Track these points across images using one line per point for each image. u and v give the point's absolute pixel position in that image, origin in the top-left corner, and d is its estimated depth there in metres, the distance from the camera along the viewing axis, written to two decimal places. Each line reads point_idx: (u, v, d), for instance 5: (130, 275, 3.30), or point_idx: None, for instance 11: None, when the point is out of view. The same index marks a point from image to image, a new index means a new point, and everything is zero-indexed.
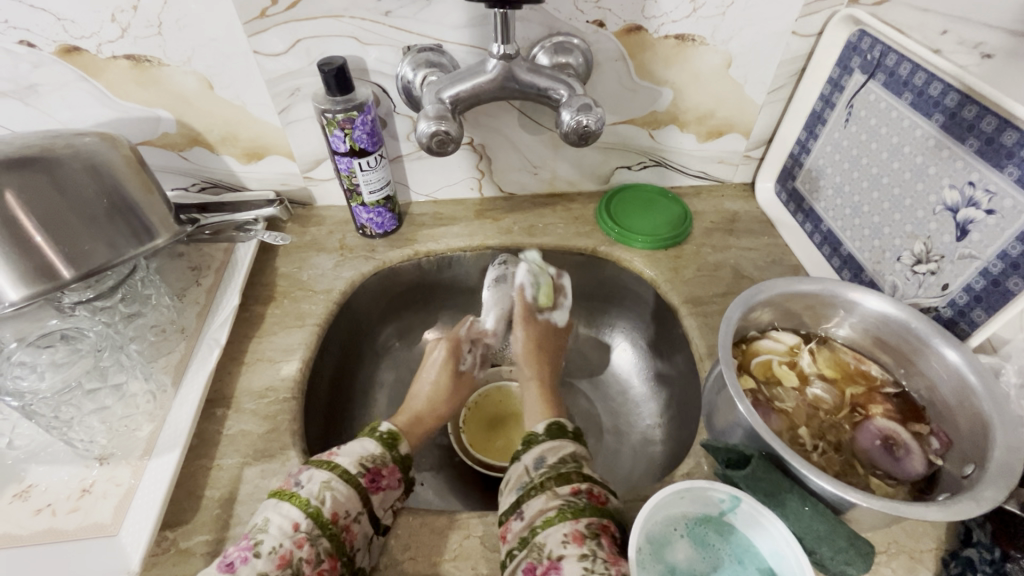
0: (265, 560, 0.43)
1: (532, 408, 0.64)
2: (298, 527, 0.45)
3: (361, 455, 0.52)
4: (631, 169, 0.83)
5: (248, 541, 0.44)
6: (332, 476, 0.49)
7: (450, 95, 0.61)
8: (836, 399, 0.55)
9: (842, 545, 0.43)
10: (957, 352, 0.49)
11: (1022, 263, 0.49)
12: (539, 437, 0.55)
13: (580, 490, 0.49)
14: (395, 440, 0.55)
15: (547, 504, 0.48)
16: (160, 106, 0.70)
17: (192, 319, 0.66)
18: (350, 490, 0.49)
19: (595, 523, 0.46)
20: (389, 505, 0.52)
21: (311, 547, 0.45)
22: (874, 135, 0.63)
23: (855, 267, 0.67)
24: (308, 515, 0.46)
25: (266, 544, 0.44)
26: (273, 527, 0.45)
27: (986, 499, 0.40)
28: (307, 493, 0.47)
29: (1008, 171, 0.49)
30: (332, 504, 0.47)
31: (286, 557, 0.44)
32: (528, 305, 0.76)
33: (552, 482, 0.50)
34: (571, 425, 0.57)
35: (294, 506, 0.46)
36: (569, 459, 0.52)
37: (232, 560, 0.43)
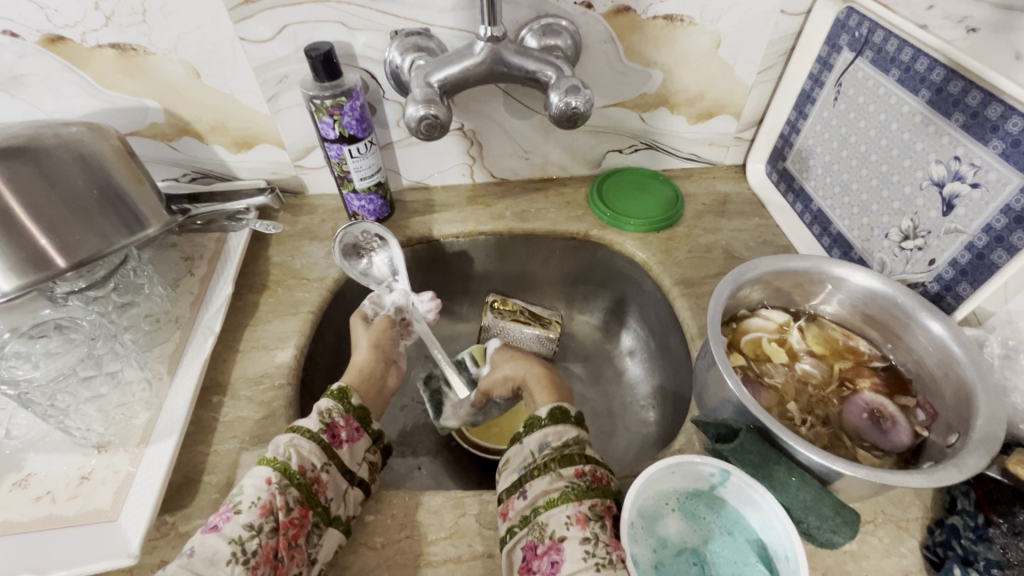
0: (246, 514, 0.45)
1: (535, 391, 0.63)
2: (270, 481, 0.47)
3: (318, 412, 0.55)
4: (622, 153, 0.83)
5: (226, 505, 0.46)
6: (295, 437, 0.51)
7: (438, 79, 0.61)
8: (824, 373, 0.55)
9: (829, 514, 0.44)
10: (942, 325, 0.50)
11: (1006, 236, 0.49)
12: (541, 421, 0.55)
13: (583, 471, 0.50)
14: (345, 392, 0.57)
15: (552, 485, 0.49)
16: (148, 95, 0.70)
17: (187, 309, 0.66)
18: (314, 444, 0.51)
19: (600, 505, 0.48)
20: (360, 459, 0.55)
21: (284, 496, 0.47)
22: (862, 113, 0.63)
23: (845, 246, 0.68)
24: (277, 469, 0.48)
25: (244, 501, 0.46)
26: (248, 487, 0.47)
27: (969, 465, 0.41)
28: (274, 453, 0.50)
29: (992, 145, 0.49)
30: (298, 457, 0.50)
31: (266, 507, 0.46)
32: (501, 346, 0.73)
33: (555, 463, 0.50)
34: (573, 410, 0.57)
35: (263, 466, 0.48)
36: (573, 442, 0.52)
37: (214, 521, 0.45)
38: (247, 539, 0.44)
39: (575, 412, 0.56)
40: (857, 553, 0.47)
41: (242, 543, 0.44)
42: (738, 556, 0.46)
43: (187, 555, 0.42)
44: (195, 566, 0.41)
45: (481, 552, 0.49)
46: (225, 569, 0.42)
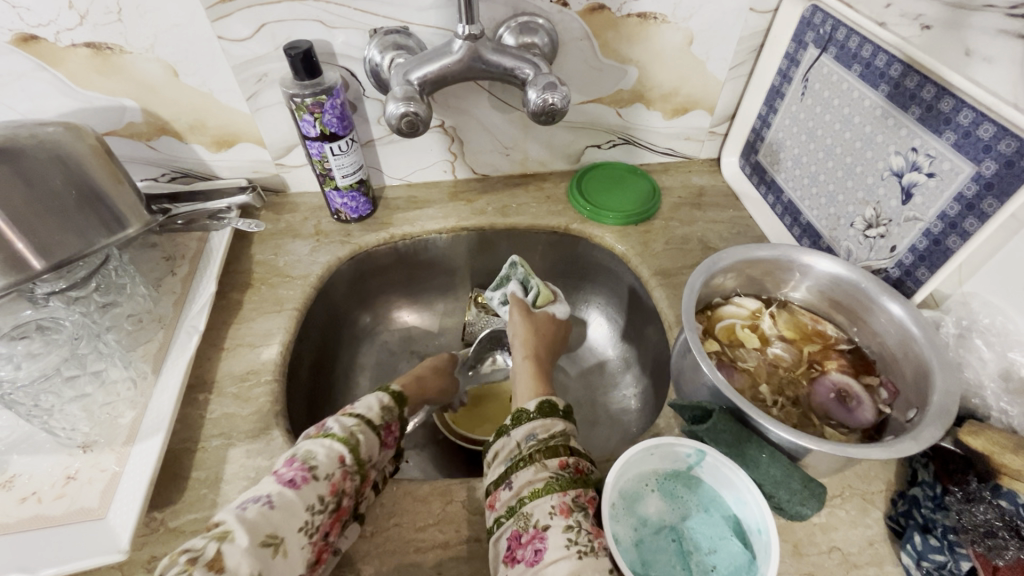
0: (321, 484, 0.48)
1: (523, 386, 0.66)
2: (344, 459, 0.50)
3: (381, 405, 0.59)
4: (600, 148, 0.85)
5: (303, 464, 0.48)
6: (360, 423, 0.55)
7: (418, 77, 0.62)
8: (794, 357, 0.58)
9: (798, 487, 0.47)
10: (901, 307, 0.52)
11: (959, 222, 0.51)
12: (529, 414, 0.57)
13: (567, 463, 0.51)
14: (403, 397, 0.63)
15: (536, 476, 0.51)
16: (126, 94, 0.70)
17: (170, 308, 0.66)
18: (374, 436, 0.55)
19: (583, 496, 0.49)
20: (387, 465, 0.58)
21: (351, 479, 0.50)
22: (827, 107, 0.66)
23: (814, 235, 0.71)
24: (351, 450, 0.51)
25: (321, 470, 0.48)
26: (322, 455, 0.49)
27: (924, 437, 0.43)
28: (343, 432, 0.53)
29: (946, 136, 0.51)
30: (363, 445, 0.53)
31: (337, 485, 0.49)
32: (525, 304, 0.78)
33: (540, 455, 0.52)
34: (561, 403, 0.59)
35: (336, 442, 0.51)
36: (558, 434, 0.54)
37: (293, 478, 0.47)
38: (317, 511, 0.46)
39: (563, 405, 0.59)
40: (825, 525, 0.50)
41: (313, 512, 0.46)
42: (713, 533, 0.48)
43: (267, 506, 0.44)
44: (272, 520, 0.44)
45: (469, 537, 0.51)
46: (295, 535, 0.44)
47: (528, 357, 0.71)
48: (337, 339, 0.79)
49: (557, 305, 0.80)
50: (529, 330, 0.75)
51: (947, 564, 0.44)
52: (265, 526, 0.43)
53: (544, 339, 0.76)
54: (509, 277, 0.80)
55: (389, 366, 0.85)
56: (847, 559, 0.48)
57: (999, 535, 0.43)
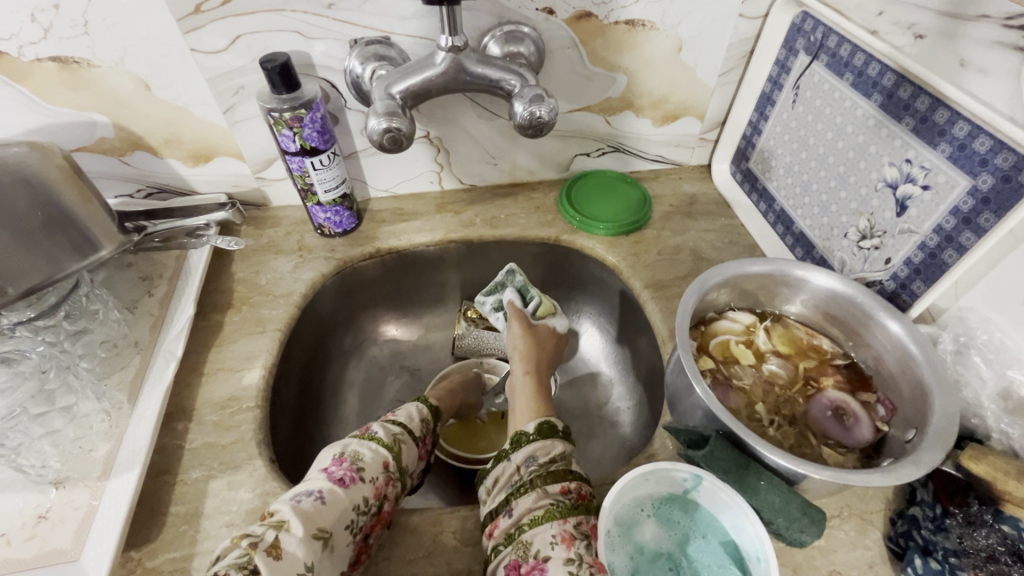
0: (367, 485, 0.49)
1: (522, 404, 0.64)
2: (388, 465, 0.52)
3: (421, 415, 0.60)
4: (590, 156, 0.84)
5: (352, 463, 0.50)
6: (401, 432, 0.57)
7: (400, 90, 0.60)
8: (790, 373, 0.57)
9: (796, 515, 0.45)
10: (898, 323, 0.51)
11: (955, 236, 0.50)
12: (529, 437, 0.55)
13: (569, 489, 0.50)
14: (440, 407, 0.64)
15: (537, 502, 0.49)
16: (95, 109, 0.67)
17: (146, 332, 0.64)
18: (414, 444, 0.57)
19: (585, 523, 0.48)
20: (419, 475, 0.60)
21: (393, 485, 0.52)
22: (819, 116, 0.64)
23: (807, 244, 0.70)
24: (393, 457, 0.53)
25: (368, 473, 0.50)
26: (369, 458, 0.51)
27: (924, 462, 0.42)
28: (387, 438, 0.54)
29: (941, 148, 0.50)
30: (406, 453, 0.55)
31: (380, 489, 0.50)
32: (522, 313, 0.76)
33: (541, 480, 0.50)
34: (560, 424, 0.57)
35: (381, 447, 0.53)
36: (558, 458, 0.53)
37: (343, 477, 0.49)
38: (363, 511, 0.48)
39: (562, 426, 0.57)
40: (824, 548, 0.49)
41: (359, 512, 0.48)
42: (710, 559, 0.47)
43: (319, 501, 0.46)
44: (320, 517, 0.45)
45: (461, 569, 0.49)
46: (343, 532, 0.46)
47: (527, 371, 0.69)
48: (323, 357, 0.77)
49: (557, 318, 0.78)
50: (529, 340, 0.73)
51: None
52: (315, 522, 0.45)
53: (544, 351, 0.73)
54: (506, 284, 0.78)
55: (377, 382, 0.83)
56: None
57: (1001, 560, 0.42)
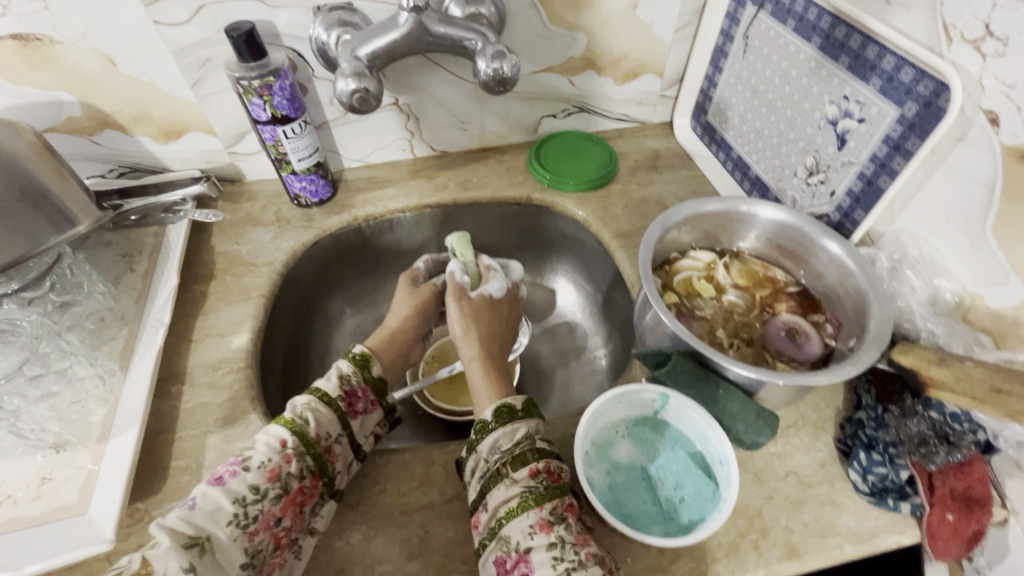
0: (254, 475, 0.46)
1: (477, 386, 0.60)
2: (285, 444, 0.49)
3: (339, 375, 0.56)
4: (556, 117, 0.87)
5: (236, 458, 0.47)
6: (313, 399, 0.53)
7: (366, 52, 0.62)
8: (748, 302, 0.61)
9: (752, 418, 0.51)
10: (839, 246, 0.56)
11: (888, 162, 0.55)
12: (489, 425, 0.52)
13: (538, 471, 0.48)
14: (367, 361, 0.58)
15: (509, 492, 0.47)
16: (60, 87, 0.67)
17: (131, 305, 0.65)
18: (332, 412, 0.53)
19: (560, 506, 0.46)
20: (368, 431, 0.55)
21: (298, 462, 0.48)
22: (767, 63, 0.68)
23: (762, 188, 0.74)
24: (294, 433, 0.50)
25: (254, 460, 0.47)
26: (260, 445, 0.48)
27: (862, 360, 0.47)
28: (291, 414, 0.51)
29: (873, 82, 0.54)
30: (315, 424, 0.51)
31: (275, 472, 0.47)
32: (460, 287, 0.69)
33: (509, 468, 0.48)
34: (520, 402, 0.54)
35: (279, 426, 0.50)
36: (524, 438, 0.51)
37: (222, 474, 0.46)
38: (251, 503, 0.45)
39: (521, 403, 0.54)
40: (782, 453, 0.54)
41: (247, 502, 0.45)
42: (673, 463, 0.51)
43: (190, 507, 0.44)
44: (196, 519, 0.43)
45: (453, 496, 0.52)
46: (224, 530, 0.44)
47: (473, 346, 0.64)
48: (308, 324, 0.80)
49: (493, 280, 0.70)
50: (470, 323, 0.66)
51: (889, 475, 0.50)
52: (188, 527, 0.43)
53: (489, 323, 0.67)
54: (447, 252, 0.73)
55: None
56: (802, 481, 0.52)
57: (931, 443, 0.48)
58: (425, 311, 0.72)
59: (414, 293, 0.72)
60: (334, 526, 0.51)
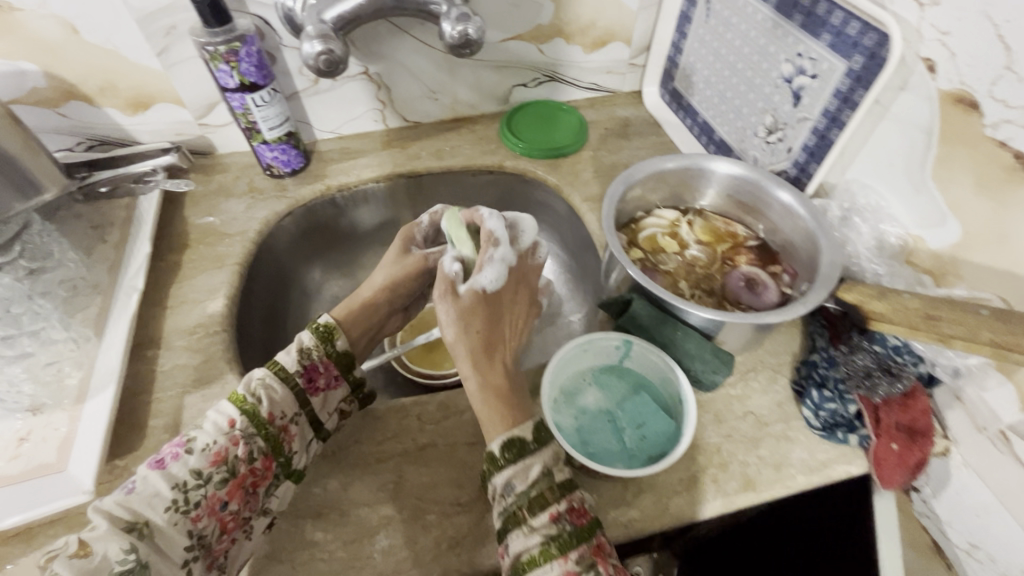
0: (197, 459, 0.45)
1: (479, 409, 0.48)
2: (232, 425, 0.47)
3: (299, 349, 0.54)
4: (527, 86, 0.88)
5: (180, 439, 0.46)
6: (269, 374, 0.51)
7: (332, 16, 0.62)
8: (709, 256, 0.64)
9: (709, 357, 0.54)
10: (792, 196, 0.58)
11: (839, 115, 0.57)
12: (498, 461, 0.45)
13: (560, 514, 0.43)
14: (331, 332, 0.56)
15: (528, 541, 0.43)
16: (23, 57, 0.67)
17: (104, 274, 0.65)
18: (287, 390, 0.51)
19: (587, 550, 0.42)
20: (331, 408, 0.54)
21: (246, 445, 0.47)
22: (728, 26, 0.70)
23: (726, 150, 0.76)
24: (243, 413, 0.48)
25: (198, 442, 0.46)
26: (207, 426, 0.47)
27: (812, 299, 0.50)
28: (244, 391, 0.49)
29: (824, 38, 0.56)
30: (267, 403, 0.49)
31: (219, 455, 0.46)
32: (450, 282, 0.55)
33: (527, 511, 0.43)
34: (534, 432, 0.47)
35: (230, 405, 0.48)
36: (541, 476, 0.45)
37: (163, 457, 0.45)
38: (192, 488, 0.44)
39: (532, 434, 0.46)
40: (741, 395, 0.56)
41: (187, 488, 0.44)
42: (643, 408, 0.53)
43: (128, 492, 0.43)
44: (133, 505, 0.42)
45: (427, 445, 0.54)
46: (162, 515, 0.42)
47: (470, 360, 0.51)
48: (284, 294, 0.80)
49: (486, 269, 0.55)
50: (470, 320, 0.52)
51: (839, 410, 0.53)
52: (124, 512, 0.42)
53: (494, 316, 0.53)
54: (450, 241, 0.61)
55: None
56: (759, 420, 0.55)
57: (875, 375, 0.52)
58: (404, 285, 0.64)
59: (400, 259, 0.65)
60: (311, 475, 0.52)
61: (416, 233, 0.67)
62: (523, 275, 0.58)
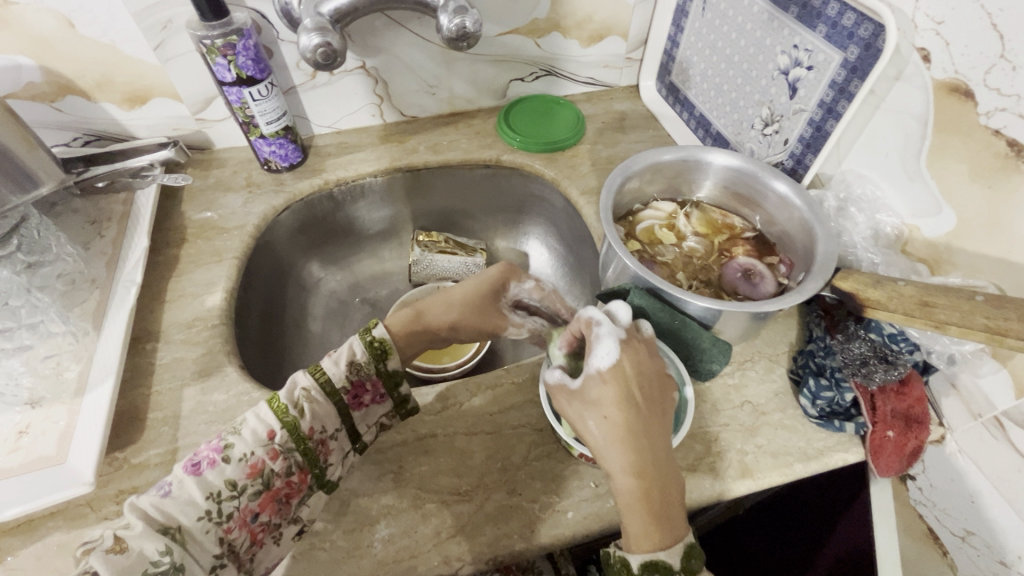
0: (235, 469, 0.44)
1: (639, 529, 0.43)
2: (272, 438, 0.46)
3: (351, 362, 0.51)
4: (524, 81, 0.88)
5: (219, 443, 0.45)
6: (312, 385, 0.49)
7: (329, 9, 0.62)
8: (707, 247, 0.64)
9: (706, 345, 0.54)
10: (788, 187, 0.58)
11: (834, 106, 0.57)
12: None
13: None
14: (385, 351, 0.52)
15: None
16: (19, 51, 0.67)
17: (102, 269, 0.65)
18: (330, 404, 0.49)
19: None
20: (371, 421, 0.52)
21: (284, 460, 0.46)
22: (724, 18, 0.70)
23: (723, 142, 0.76)
24: (284, 425, 0.47)
25: (236, 451, 0.45)
26: (246, 435, 0.46)
27: (807, 289, 0.50)
28: (286, 399, 0.48)
29: (819, 30, 0.57)
30: (309, 417, 0.48)
31: (256, 467, 0.45)
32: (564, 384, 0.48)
33: None
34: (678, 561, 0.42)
35: (271, 413, 0.47)
36: None
37: (201, 462, 0.44)
38: (225, 499, 0.44)
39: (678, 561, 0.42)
40: (738, 384, 0.57)
41: (222, 497, 0.44)
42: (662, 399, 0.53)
43: (163, 494, 0.43)
44: (167, 508, 0.42)
45: (426, 435, 0.54)
46: (195, 522, 0.42)
47: (627, 478, 0.44)
48: (283, 289, 0.80)
49: (598, 350, 0.48)
50: (602, 420, 0.46)
51: (835, 398, 0.53)
52: (159, 514, 0.42)
53: (635, 420, 0.45)
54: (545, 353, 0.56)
55: (340, 312, 0.87)
56: (756, 409, 0.55)
57: (871, 364, 0.52)
58: (468, 319, 0.61)
59: (478, 302, 0.61)
60: None
61: (512, 285, 0.63)
62: (638, 358, 0.48)
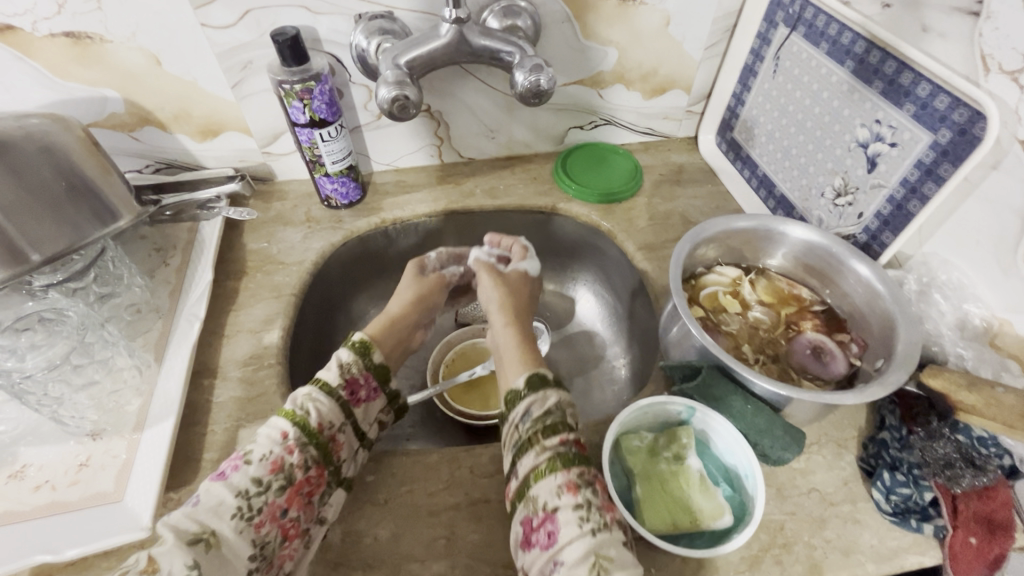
0: (256, 467, 0.46)
1: (512, 356, 0.57)
2: (287, 436, 0.48)
3: (339, 364, 0.54)
4: (582, 129, 0.88)
5: (238, 452, 0.47)
6: (314, 390, 0.52)
7: (407, 60, 0.63)
8: (773, 318, 0.62)
9: (779, 434, 0.52)
10: (868, 268, 0.57)
11: (919, 187, 0.56)
12: (520, 391, 0.52)
13: (567, 440, 0.48)
14: (367, 348, 0.57)
15: (538, 458, 0.47)
16: (107, 85, 0.69)
17: (166, 299, 0.67)
18: (333, 401, 0.52)
19: (587, 471, 0.46)
20: (371, 418, 0.56)
21: (301, 453, 0.48)
22: (797, 84, 0.69)
23: (787, 206, 0.75)
24: (296, 424, 0.49)
25: (257, 453, 0.47)
26: (262, 438, 0.48)
27: (891, 381, 0.48)
28: (292, 406, 0.50)
29: (906, 108, 0.55)
30: (316, 415, 0.50)
31: (277, 463, 0.47)
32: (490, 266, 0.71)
33: (539, 436, 0.48)
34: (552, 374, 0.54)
35: (281, 419, 0.49)
36: (555, 408, 0.50)
37: (224, 470, 0.46)
38: (254, 495, 0.45)
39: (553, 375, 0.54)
40: (804, 470, 0.54)
41: (250, 495, 0.45)
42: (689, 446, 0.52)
43: (193, 504, 0.44)
44: (198, 517, 0.43)
45: (478, 498, 0.53)
46: (229, 523, 0.43)
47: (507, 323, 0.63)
48: (332, 323, 0.81)
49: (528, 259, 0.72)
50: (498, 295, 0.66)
51: (912, 496, 0.50)
52: (186, 528, 0.42)
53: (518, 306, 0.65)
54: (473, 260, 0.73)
55: None
56: (824, 498, 0.52)
57: (957, 466, 0.49)
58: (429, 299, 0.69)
59: (420, 280, 0.70)
60: (361, 523, 0.52)
61: (428, 263, 0.73)
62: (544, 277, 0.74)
